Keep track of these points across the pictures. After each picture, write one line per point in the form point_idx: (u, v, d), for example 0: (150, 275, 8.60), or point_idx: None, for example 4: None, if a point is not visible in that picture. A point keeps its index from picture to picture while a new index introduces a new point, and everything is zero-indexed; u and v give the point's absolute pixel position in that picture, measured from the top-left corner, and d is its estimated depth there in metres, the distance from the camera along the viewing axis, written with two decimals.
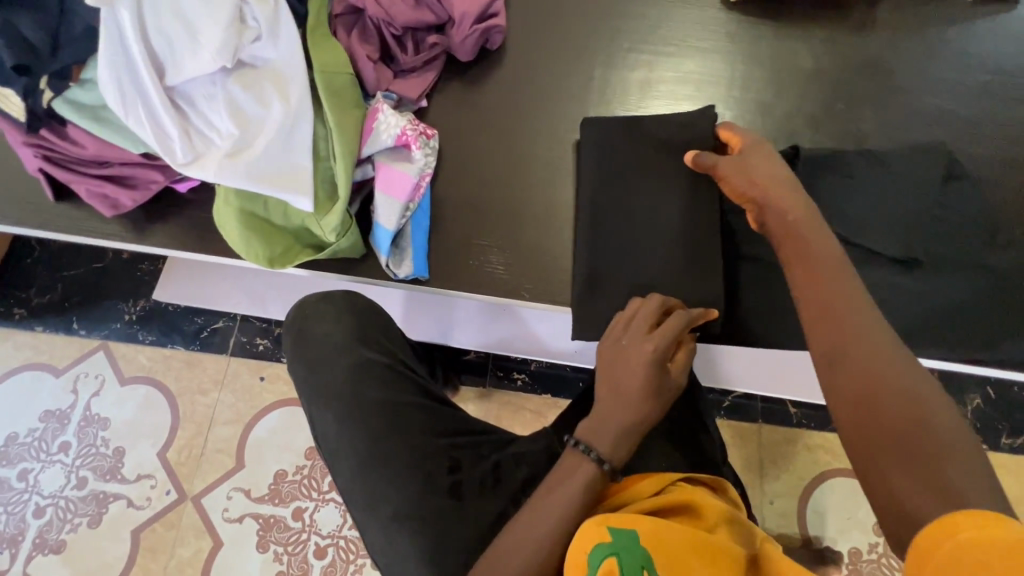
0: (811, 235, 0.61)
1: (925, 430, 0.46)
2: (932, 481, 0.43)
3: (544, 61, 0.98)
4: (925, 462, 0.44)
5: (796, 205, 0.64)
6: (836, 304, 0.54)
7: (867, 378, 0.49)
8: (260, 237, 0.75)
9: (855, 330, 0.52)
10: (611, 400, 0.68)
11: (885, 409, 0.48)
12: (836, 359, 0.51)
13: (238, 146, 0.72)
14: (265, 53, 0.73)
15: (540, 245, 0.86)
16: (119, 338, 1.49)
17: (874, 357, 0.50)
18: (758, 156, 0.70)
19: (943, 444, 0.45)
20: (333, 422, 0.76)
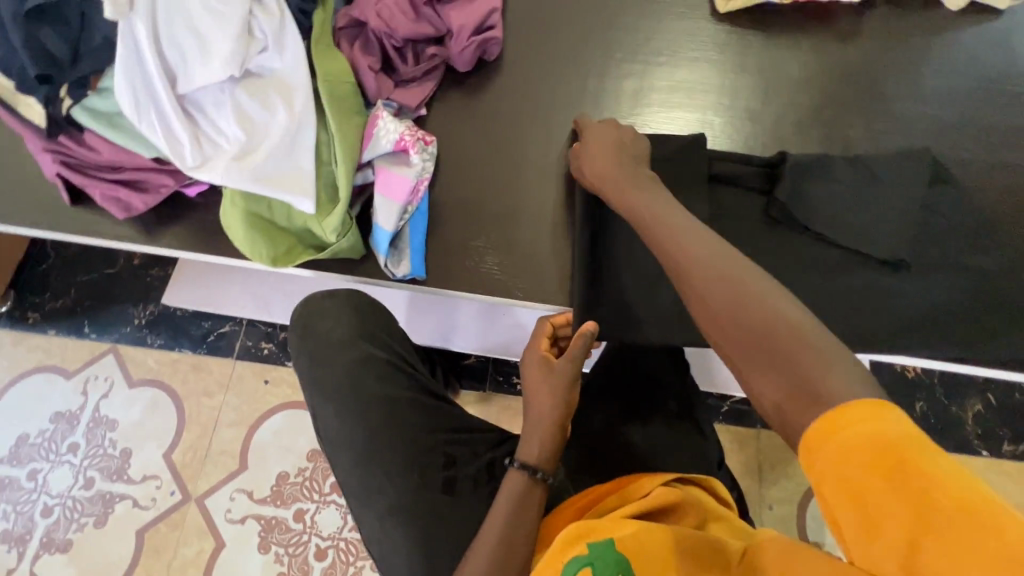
0: (635, 184, 0.72)
1: (785, 328, 0.48)
2: (789, 371, 0.46)
3: (540, 71, 1.01)
4: (780, 358, 0.47)
5: (624, 171, 0.75)
6: (682, 242, 0.60)
7: (714, 303, 0.53)
8: (264, 237, 0.78)
9: (697, 260, 0.57)
10: (542, 404, 0.73)
11: (739, 321, 0.51)
12: (690, 286, 0.56)
13: (245, 150, 0.75)
14: (271, 63, 0.77)
15: (534, 247, 0.89)
16: (128, 342, 1.53)
17: (725, 276, 0.54)
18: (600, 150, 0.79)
19: (801, 339, 0.47)
20: (333, 415, 0.78)
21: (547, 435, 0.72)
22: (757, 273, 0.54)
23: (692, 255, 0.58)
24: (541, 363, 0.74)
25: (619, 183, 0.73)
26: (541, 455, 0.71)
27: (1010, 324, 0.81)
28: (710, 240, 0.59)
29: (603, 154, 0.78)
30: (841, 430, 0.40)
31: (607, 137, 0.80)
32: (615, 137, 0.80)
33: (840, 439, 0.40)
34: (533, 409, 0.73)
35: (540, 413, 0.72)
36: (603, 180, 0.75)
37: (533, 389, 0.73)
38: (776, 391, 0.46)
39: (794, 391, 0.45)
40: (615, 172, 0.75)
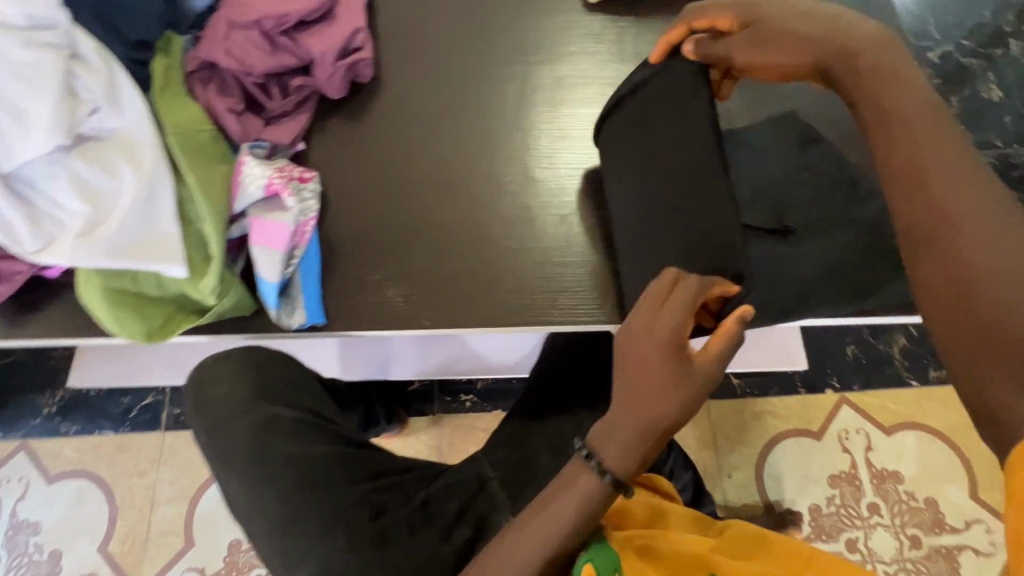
0: (864, 76, 0.57)
1: (1017, 305, 0.45)
2: (1018, 368, 0.43)
3: (420, 86, 0.98)
4: (1002, 350, 0.44)
5: (870, 64, 0.57)
6: (935, 168, 0.51)
7: (961, 253, 0.48)
8: (133, 313, 0.72)
9: (963, 198, 0.49)
10: (652, 407, 0.59)
11: (983, 302, 0.46)
12: (937, 235, 0.50)
13: (92, 223, 0.69)
14: (106, 123, 0.70)
15: (437, 271, 0.85)
16: (40, 435, 1.40)
17: (955, 239, 0.49)
18: (779, 39, 0.61)
19: (1022, 334, 0.44)
20: (241, 487, 0.72)
21: (643, 444, 0.60)
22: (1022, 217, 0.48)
23: (925, 193, 0.51)
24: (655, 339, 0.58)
25: (871, 56, 0.57)
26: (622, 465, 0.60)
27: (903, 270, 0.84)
28: (969, 167, 0.51)
29: (778, 56, 0.61)
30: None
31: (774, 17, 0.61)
32: (824, 15, 0.61)
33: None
34: (643, 410, 0.59)
35: (634, 413, 0.59)
36: (822, 67, 0.60)
37: (647, 383, 0.58)
38: (992, 372, 0.44)
39: (1009, 375, 0.44)
40: (847, 55, 0.58)
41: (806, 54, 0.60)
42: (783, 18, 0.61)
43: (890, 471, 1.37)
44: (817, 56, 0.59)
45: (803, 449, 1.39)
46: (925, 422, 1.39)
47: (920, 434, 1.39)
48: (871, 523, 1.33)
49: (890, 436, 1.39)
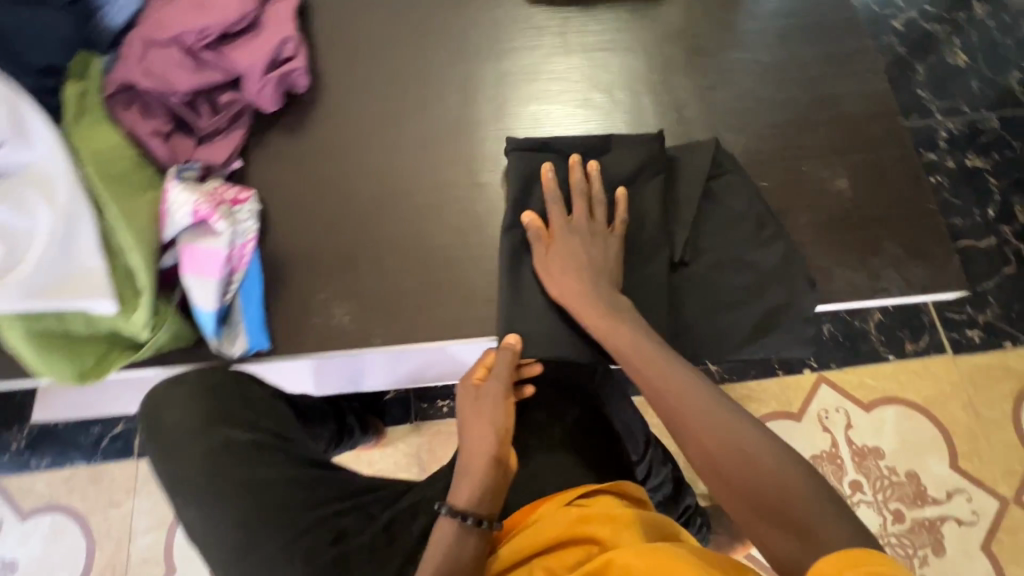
0: (606, 321, 0.73)
1: (778, 484, 0.56)
2: (790, 529, 0.54)
3: (358, 93, 0.94)
4: (776, 517, 0.55)
5: (606, 313, 0.73)
6: (678, 401, 0.65)
7: (717, 463, 0.60)
8: (61, 353, 0.68)
9: (706, 418, 0.63)
10: (478, 445, 0.75)
11: (755, 486, 0.57)
12: (704, 459, 0.61)
13: (8, 264, 0.65)
14: (19, 157, 0.67)
15: (384, 287, 0.83)
16: (11, 471, 1.38)
17: (725, 450, 0.60)
18: (565, 246, 0.76)
19: (784, 502, 0.55)
20: (197, 516, 0.70)
21: (478, 476, 0.74)
22: (746, 421, 0.62)
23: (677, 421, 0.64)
24: (473, 391, 0.78)
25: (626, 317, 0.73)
26: (480, 501, 0.72)
27: (852, 254, 0.83)
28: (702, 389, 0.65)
29: (562, 257, 0.76)
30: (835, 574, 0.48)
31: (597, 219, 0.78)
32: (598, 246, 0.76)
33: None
34: (471, 451, 0.75)
35: (479, 455, 0.74)
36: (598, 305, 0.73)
37: (467, 429, 0.76)
38: (780, 542, 0.54)
39: (794, 543, 0.53)
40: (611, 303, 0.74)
41: (583, 274, 0.75)
42: (579, 233, 0.76)
43: (870, 448, 1.35)
44: (586, 281, 0.74)
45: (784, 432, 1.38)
46: (904, 395, 1.37)
47: (899, 409, 1.36)
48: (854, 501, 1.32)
49: (870, 413, 1.37)
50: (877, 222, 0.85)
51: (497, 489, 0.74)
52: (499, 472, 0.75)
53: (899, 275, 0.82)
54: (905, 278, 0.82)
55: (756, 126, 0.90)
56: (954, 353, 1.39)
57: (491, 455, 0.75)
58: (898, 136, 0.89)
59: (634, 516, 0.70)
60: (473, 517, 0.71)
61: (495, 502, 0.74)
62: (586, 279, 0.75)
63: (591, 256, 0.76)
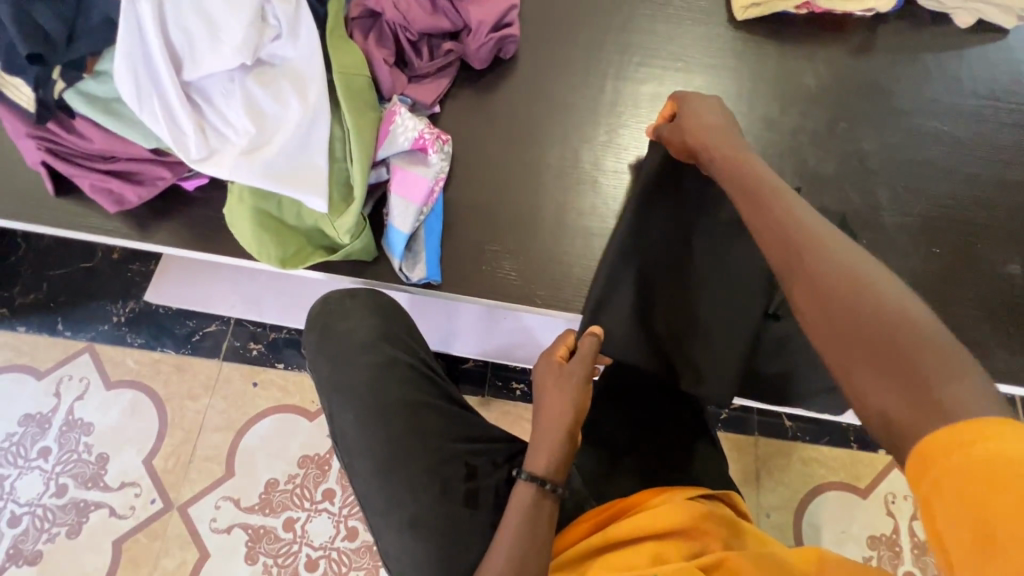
0: (735, 158, 0.65)
1: (907, 332, 0.43)
2: (910, 384, 0.41)
3: (556, 70, 0.99)
4: (895, 368, 0.43)
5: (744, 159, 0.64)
6: (793, 232, 0.53)
7: (828, 301, 0.48)
8: (270, 236, 0.74)
9: (824, 254, 0.50)
10: (556, 414, 0.71)
11: (877, 332, 0.44)
12: (812, 296, 0.49)
13: (255, 144, 0.71)
14: (283, 52, 0.72)
15: (551, 254, 0.86)
16: (105, 341, 1.45)
17: (846, 284, 0.47)
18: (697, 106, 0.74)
19: (915, 354, 0.42)
20: (353, 423, 0.71)
21: (556, 445, 0.71)
22: (875, 264, 0.48)
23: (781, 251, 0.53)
24: (556, 368, 0.73)
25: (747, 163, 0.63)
26: (555, 469, 0.70)
27: (1010, 337, 0.83)
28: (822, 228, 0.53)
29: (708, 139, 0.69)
30: (969, 447, 0.36)
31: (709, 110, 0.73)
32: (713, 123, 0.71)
33: (957, 455, 0.37)
34: (546, 418, 0.71)
35: (557, 422, 0.71)
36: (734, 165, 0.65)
37: (545, 397, 0.72)
38: (892, 406, 0.42)
39: (912, 405, 0.41)
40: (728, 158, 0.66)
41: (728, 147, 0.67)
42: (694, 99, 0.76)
43: None
44: (715, 132, 0.70)
45: (849, 504, 1.35)
46: None
47: None
48: None
49: None
50: None
51: (568, 461, 0.71)
52: (570, 448, 0.71)
53: None
54: None
55: (932, 193, 0.91)
56: None
57: (565, 429, 0.71)
58: None
59: (741, 528, 0.71)
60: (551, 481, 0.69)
61: (564, 467, 0.71)
62: (715, 129, 0.70)
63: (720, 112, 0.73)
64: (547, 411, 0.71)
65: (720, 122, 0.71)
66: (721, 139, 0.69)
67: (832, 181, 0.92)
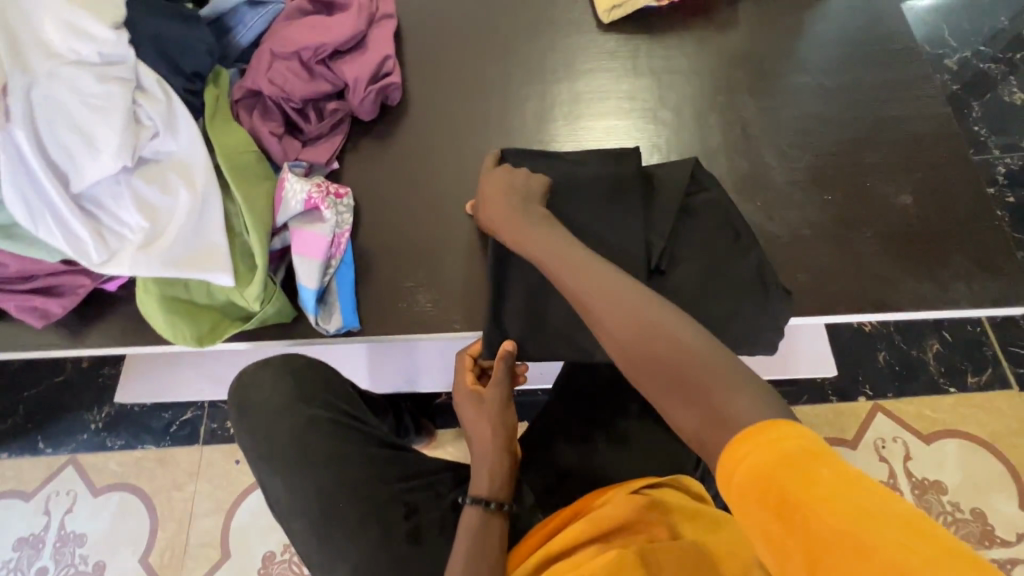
0: (545, 237, 0.70)
1: (690, 356, 0.50)
2: (700, 402, 0.47)
3: (445, 105, 1.03)
4: (687, 390, 0.48)
5: (527, 225, 0.73)
6: (594, 288, 0.59)
7: (631, 339, 0.53)
8: (185, 318, 0.78)
9: (603, 289, 0.59)
10: (482, 438, 0.74)
11: (671, 361, 0.50)
12: (612, 337, 0.55)
13: (151, 237, 0.75)
14: (165, 146, 0.77)
15: (465, 279, 0.90)
16: (87, 450, 1.47)
17: (636, 320, 0.54)
18: (501, 193, 0.78)
19: (702, 371, 0.48)
20: (285, 486, 0.75)
21: (490, 469, 0.72)
22: (659, 303, 0.55)
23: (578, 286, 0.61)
24: (472, 396, 0.77)
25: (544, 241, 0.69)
26: (494, 488, 0.71)
27: (916, 266, 0.85)
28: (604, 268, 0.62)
29: (495, 209, 0.77)
30: (738, 467, 0.41)
31: (518, 204, 0.76)
32: (511, 179, 0.79)
33: (739, 477, 0.41)
34: (476, 445, 0.74)
35: (485, 445, 0.73)
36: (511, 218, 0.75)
37: (471, 425, 0.75)
38: (672, 402, 0.49)
39: (699, 415, 0.46)
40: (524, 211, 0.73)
41: (511, 216, 0.75)
42: (502, 190, 0.78)
43: (931, 481, 1.27)
44: (513, 217, 0.74)
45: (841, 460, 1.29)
46: (966, 429, 1.31)
47: (963, 444, 1.30)
48: None
49: (930, 444, 1.30)
50: (940, 237, 0.87)
51: (508, 479, 0.73)
52: (512, 465, 0.74)
53: (967, 288, 0.84)
54: (973, 291, 0.83)
55: (818, 144, 0.95)
56: (1020, 389, 1.33)
57: (495, 449, 0.73)
58: (961, 157, 0.92)
59: (694, 514, 0.70)
60: (493, 501, 0.70)
61: (505, 487, 0.72)
62: (520, 217, 0.74)
63: (519, 206, 0.76)
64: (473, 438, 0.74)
65: (534, 211, 0.75)
66: (517, 216, 0.74)
67: (721, 153, 0.96)
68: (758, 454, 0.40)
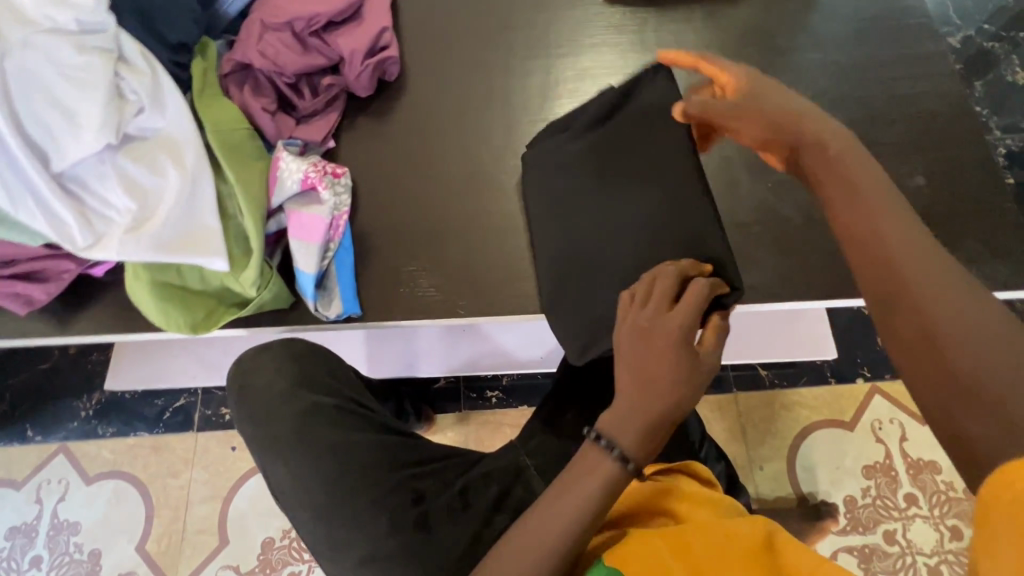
0: (834, 154, 0.55)
1: (991, 358, 0.41)
2: (997, 411, 0.39)
3: (445, 80, 0.99)
4: (976, 387, 0.40)
5: (790, 132, 0.58)
6: (885, 237, 0.49)
7: (920, 308, 0.45)
8: (177, 305, 0.74)
9: (906, 245, 0.48)
10: (668, 398, 0.58)
11: (964, 351, 0.42)
12: (890, 297, 0.46)
13: (139, 220, 0.71)
14: (151, 123, 0.72)
15: (468, 261, 0.87)
16: (78, 438, 1.44)
17: (936, 291, 0.45)
18: (766, 89, 0.62)
19: (1007, 377, 0.40)
20: (286, 475, 0.73)
21: (651, 435, 0.58)
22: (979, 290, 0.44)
23: (879, 240, 0.49)
24: (687, 346, 0.58)
25: (832, 154, 0.55)
26: (642, 453, 0.58)
27: None
28: (914, 228, 0.49)
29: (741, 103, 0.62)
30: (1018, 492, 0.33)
31: (781, 108, 0.60)
32: (794, 98, 0.61)
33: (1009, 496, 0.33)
34: (654, 403, 0.58)
35: (665, 412, 0.58)
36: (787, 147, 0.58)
37: (670, 377, 0.58)
38: (965, 415, 0.40)
39: (982, 421, 0.39)
40: (819, 141, 0.57)
41: (763, 119, 0.60)
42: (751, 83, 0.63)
43: (926, 461, 1.25)
44: (772, 117, 0.59)
45: (836, 439, 1.28)
46: None
47: None
48: (909, 515, 1.22)
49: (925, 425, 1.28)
50: (951, 218, 0.86)
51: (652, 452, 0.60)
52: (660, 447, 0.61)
53: (979, 270, 0.83)
54: (983, 274, 0.83)
55: None
56: None
57: (665, 422, 0.59)
58: (975, 137, 0.90)
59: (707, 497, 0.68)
60: (635, 466, 0.58)
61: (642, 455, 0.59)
62: (782, 124, 0.59)
63: (785, 107, 0.60)
64: (659, 397, 0.58)
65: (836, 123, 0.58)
66: (799, 116, 0.58)
67: None
68: None
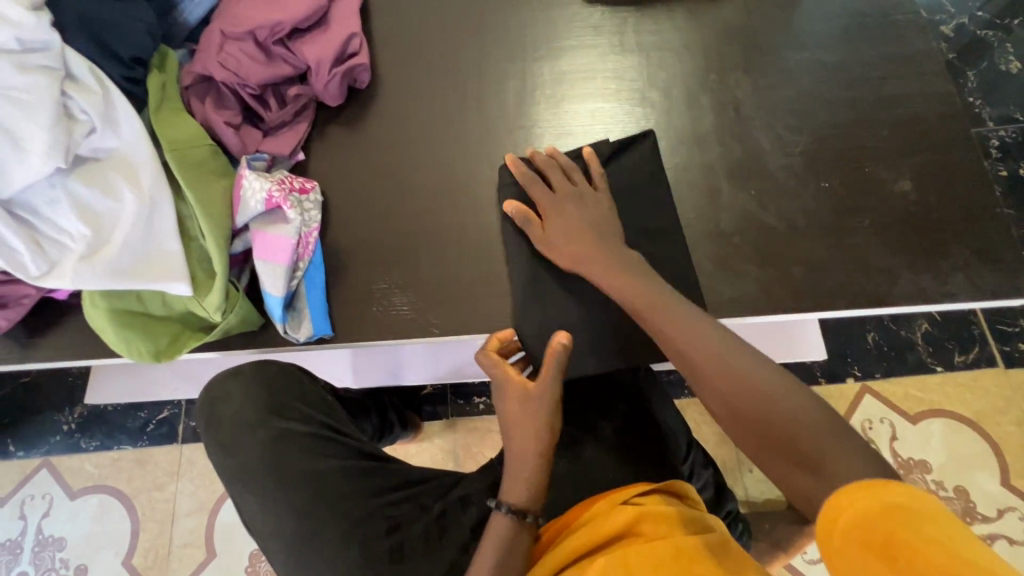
0: (636, 273, 0.67)
1: (789, 419, 0.50)
2: (807, 461, 0.47)
3: (418, 86, 0.96)
4: (790, 448, 0.48)
5: (606, 253, 0.69)
6: (687, 343, 0.58)
7: (731, 401, 0.53)
8: (139, 333, 0.72)
9: (704, 345, 0.57)
10: (523, 440, 0.67)
11: (772, 422, 0.50)
12: (712, 396, 0.55)
13: (94, 246, 0.68)
14: (105, 143, 0.69)
15: (443, 277, 0.84)
16: (60, 452, 1.42)
17: (738, 378, 0.53)
18: (575, 206, 0.73)
19: (804, 432, 0.48)
20: (256, 505, 0.72)
21: (533, 474, 0.67)
22: (764, 365, 0.54)
23: (681, 347, 0.58)
24: (519, 391, 0.67)
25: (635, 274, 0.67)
26: (532, 496, 0.66)
27: (913, 256, 0.82)
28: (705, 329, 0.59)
29: (563, 225, 0.72)
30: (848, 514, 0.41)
31: (593, 225, 0.72)
32: (599, 215, 0.73)
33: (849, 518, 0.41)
34: (516, 447, 0.67)
35: (529, 450, 0.66)
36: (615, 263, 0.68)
37: (514, 423, 0.67)
38: (792, 475, 0.48)
39: (804, 473, 0.47)
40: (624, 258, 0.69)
41: (588, 236, 0.71)
42: (569, 199, 0.74)
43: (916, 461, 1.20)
44: (589, 237, 0.71)
45: None
46: (952, 409, 1.23)
47: (947, 422, 1.22)
48: None
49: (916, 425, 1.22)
50: (938, 225, 0.83)
51: (544, 487, 0.68)
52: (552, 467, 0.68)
53: (966, 279, 0.81)
54: (970, 282, 0.81)
55: (814, 127, 0.89)
56: (1007, 368, 1.24)
57: (537, 455, 0.67)
58: (964, 139, 0.88)
59: (688, 518, 0.65)
60: (532, 515, 0.66)
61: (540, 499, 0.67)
62: (601, 245, 0.70)
63: (595, 222, 0.72)
64: (519, 441, 0.66)
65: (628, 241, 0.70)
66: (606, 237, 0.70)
67: (713, 137, 0.90)
68: (866, 500, 0.40)
